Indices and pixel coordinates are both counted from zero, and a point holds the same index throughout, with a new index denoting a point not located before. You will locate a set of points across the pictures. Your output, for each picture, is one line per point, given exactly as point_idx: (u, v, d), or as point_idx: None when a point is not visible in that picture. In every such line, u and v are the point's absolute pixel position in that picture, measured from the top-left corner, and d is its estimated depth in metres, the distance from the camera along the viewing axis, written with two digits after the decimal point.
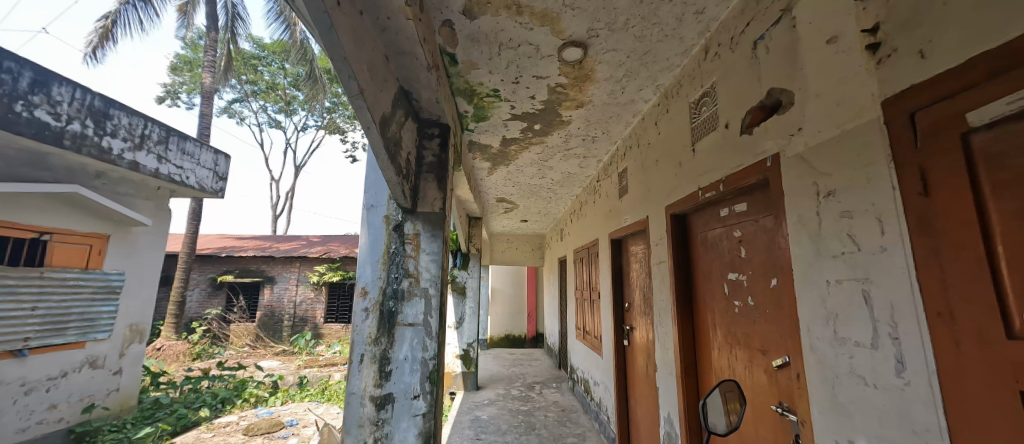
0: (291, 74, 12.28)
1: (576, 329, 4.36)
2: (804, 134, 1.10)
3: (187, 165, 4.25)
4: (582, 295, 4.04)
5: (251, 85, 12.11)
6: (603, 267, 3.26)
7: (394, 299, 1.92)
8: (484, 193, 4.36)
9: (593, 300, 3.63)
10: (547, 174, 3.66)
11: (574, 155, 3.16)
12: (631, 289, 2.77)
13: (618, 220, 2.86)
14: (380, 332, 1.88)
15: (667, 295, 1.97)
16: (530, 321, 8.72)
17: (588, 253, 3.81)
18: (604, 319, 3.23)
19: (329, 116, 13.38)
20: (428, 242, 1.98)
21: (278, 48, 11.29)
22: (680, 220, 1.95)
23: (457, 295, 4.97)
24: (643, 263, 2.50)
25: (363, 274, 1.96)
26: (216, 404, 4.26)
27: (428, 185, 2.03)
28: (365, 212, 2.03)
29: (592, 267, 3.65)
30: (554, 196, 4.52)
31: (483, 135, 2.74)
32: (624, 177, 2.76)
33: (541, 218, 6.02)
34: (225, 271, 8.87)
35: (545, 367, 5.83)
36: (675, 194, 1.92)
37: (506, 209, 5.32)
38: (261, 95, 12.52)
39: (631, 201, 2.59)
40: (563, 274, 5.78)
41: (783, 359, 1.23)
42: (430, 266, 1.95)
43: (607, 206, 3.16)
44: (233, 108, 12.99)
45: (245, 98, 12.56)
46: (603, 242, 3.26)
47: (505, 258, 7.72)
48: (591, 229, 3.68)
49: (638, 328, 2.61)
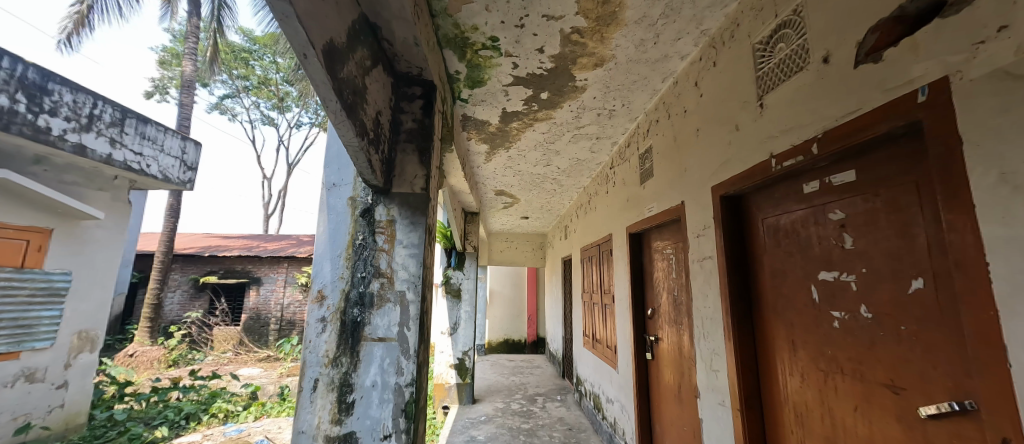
0: (283, 69, 11.81)
1: (584, 336, 3.89)
2: (1012, 35, 0.65)
3: (148, 152, 3.79)
4: (592, 298, 3.57)
5: (242, 80, 11.64)
6: (618, 266, 2.81)
7: (360, 305, 1.46)
8: (482, 184, 3.90)
9: (605, 304, 3.18)
10: (553, 161, 3.21)
11: (585, 136, 2.71)
12: (655, 292, 2.32)
13: (639, 211, 2.42)
14: (341, 350, 1.42)
15: (715, 301, 1.52)
16: (531, 325, 8.27)
17: (599, 251, 3.35)
18: (620, 328, 2.78)
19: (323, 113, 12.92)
20: (407, 231, 1.52)
21: (270, 40, 10.82)
22: (731, 204, 1.51)
23: (453, 299, 4.49)
24: (674, 260, 2.05)
25: (320, 273, 1.50)
26: (179, 421, 3.79)
27: (406, 158, 1.58)
28: (324, 192, 1.57)
29: (604, 267, 3.19)
30: (560, 188, 4.07)
31: (479, 108, 2.29)
32: (647, 159, 2.31)
33: (544, 215, 5.58)
34: (209, 272, 8.38)
35: (548, 376, 5.37)
36: (728, 168, 1.47)
37: (506, 203, 4.87)
38: (253, 91, 12.04)
39: (657, 185, 2.15)
40: (567, 275, 5.34)
41: (941, 403, 0.80)
42: (407, 262, 1.49)
43: (624, 195, 2.71)
44: (224, 105, 12.52)
45: (236, 93, 12.10)
46: (618, 238, 2.81)
47: (505, 259, 7.26)
48: (603, 224, 3.24)
49: (666, 339, 2.16)
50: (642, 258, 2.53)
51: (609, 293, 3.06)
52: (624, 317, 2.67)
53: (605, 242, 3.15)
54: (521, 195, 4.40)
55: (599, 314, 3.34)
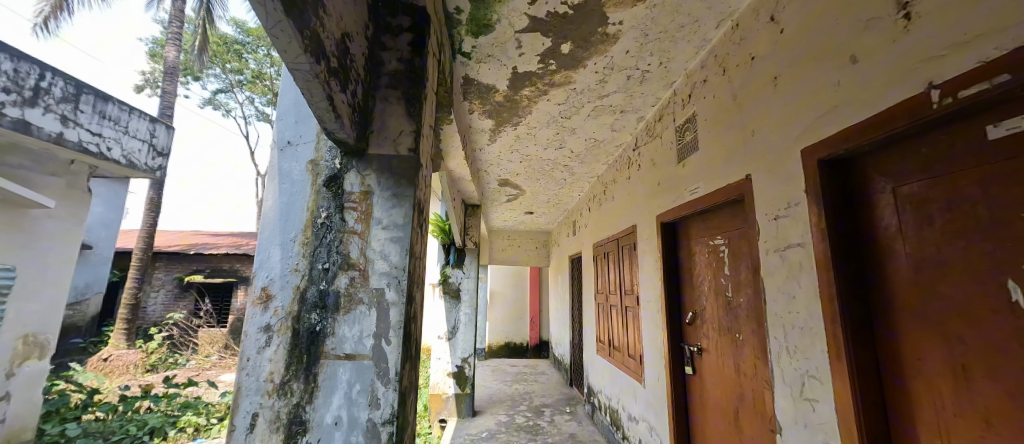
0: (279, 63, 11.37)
1: (598, 342, 3.48)
2: None
3: (108, 132, 3.38)
4: (609, 300, 3.15)
5: (237, 74, 11.21)
6: (644, 263, 2.40)
7: (321, 309, 1.03)
8: (485, 171, 3.48)
9: (627, 306, 2.76)
10: (566, 142, 2.81)
11: (608, 109, 2.30)
12: (697, 293, 1.90)
13: (676, 194, 2.01)
14: (292, 373, 1.00)
15: (811, 305, 1.12)
16: (533, 328, 7.85)
17: (618, 246, 2.93)
18: (646, 335, 2.37)
19: None
20: (388, 206, 1.11)
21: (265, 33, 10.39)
22: (834, 171, 1.10)
23: (451, 300, 4.04)
24: (729, 253, 1.64)
25: (266, 263, 1.07)
26: (140, 437, 3.35)
27: (389, 109, 1.17)
28: (275, 154, 1.14)
29: (625, 264, 2.78)
30: (570, 177, 3.67)
31: (484, 68, 1.89)
32: (688, 130, 1.91)
33: (551, 210, 5.17)
34: (194, 271, 7.96)
35: (554, 385, 4.95)
36: (832, 119, 1.06)
37: (510, 196, 4.45)
38: (248, 86, 11.61)
39: (703, 161, 1.74)
40: (575, 275, 4.93)
41: None
42: (388, 248, 1.08)
43: (654, 178, 2.29)
44: (218, 100, 12.08)
45: (230, 88, 11.67)
46: (645, 230, 2.40)
47: (507, 258, 6.84)
48: (623, 215, 2.84)
49: (714, 351, 1.75)
50: (678, 252, 2.12)
51: (632, 294, 2.64)
52: (653, 322, 2.26)
53: (627, 235, 2.74)
54: (528, 185, 3.99)
55: (618, 318, 2.93)
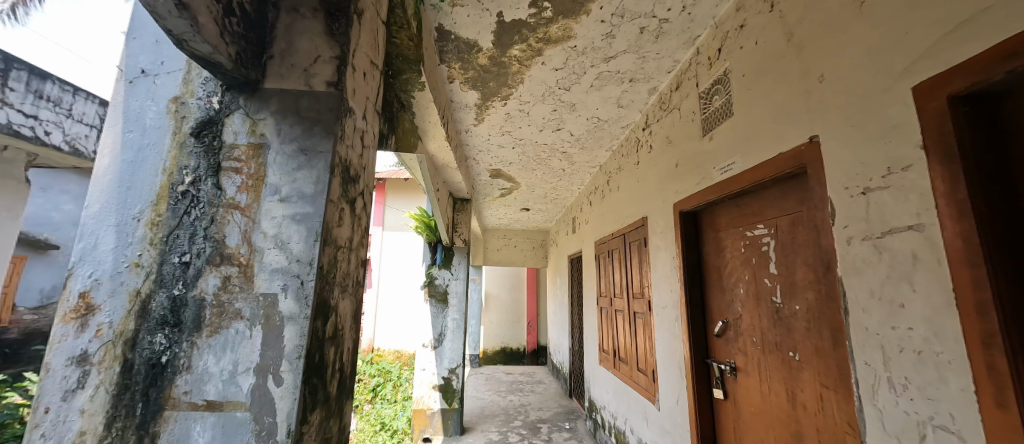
0: None
1: (601, 351, 3.09)
2: None
3: (45, 115, 2.98)
4: (614, 305, 2.76)
5: None
6: (657, 262, 2.01)
7: (172, 328, 0.65)
8: (474, 158, 3.10)
9: (634, 312, 2.39)
10: (565, 122, 2.43)
11: (615, 76, 1.93)
12: (730, 298, 1.51)
13: (699, 176, 1.62)
14: (115, 435, 0.61)
15: (939, 318, 0.73)
16: (530, 332, 7.46)
17: (625, 242, 2.55)
18: (660, 348, 1.98)
19: None
20: (292, 168, 0.72)
21: None
22: (975, 113, 0.72)
23: (438, 304, 3.64)
24: (778, 245, 1.26)
25: (88, 254, 0.67)
26: None
27: (302, 25, 0.78)
28: (121, 88, 0.74)
29: (633, 264, 2.40)
30: (570, 166, 3.30)
31: (463, 16, 1.51)
32: (716, 94, 1.53)
33: (548, 206, 4.79)
34: None
35: (552, 395, 4.57)
36: (981, 28, 0.68)
37: (504, 190, 4.07)
38: None
39: (740, 129, 1.36)
40: (575, 276, 4.56)
41: None
42: (287, 232, 0.69)
43: (670, 159, 1.91)
44: None
45: None
46: (658, 221, 2.01)
47: (502, 258, 6.46)
48: (630, 207, 2.46)
49: (755, 373, 1.36)
50: (701, 247, 1.74)
51: (642, 298, 2.26)
52: (669, 331, 1.87)
53: (635, 228, 2.35)
54: (523, 177, 3.61)
55: (625, 325, 2.55)
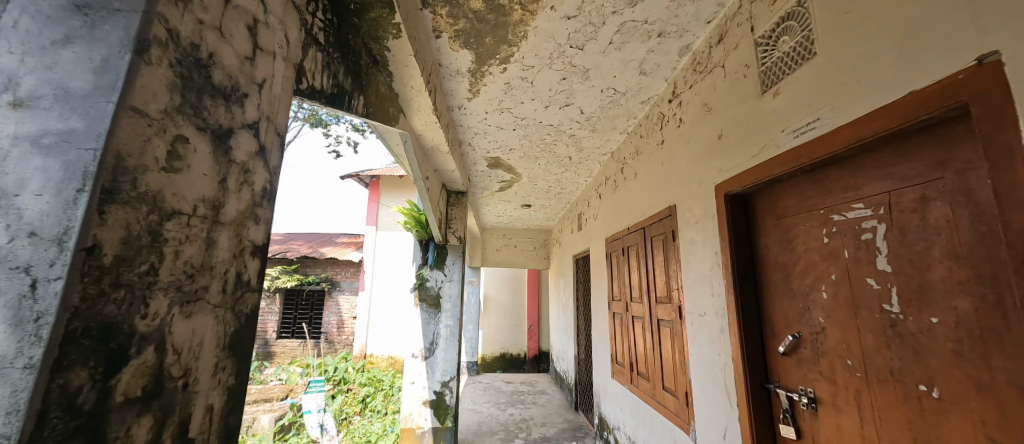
0: None
1: (614, 363, 2.71)
2: None
3: None
4: (632, 310, 2.38)
5: None
6: (692, 259, 1.63)
7: None
8: (469, 143, 2.73)
9: (658, 319, 2.01)
10: (575, 95, 2.06)
11: (641, 29, 1.55)
12: (804, 305, 1.14)
13: (757, 146, 1.25)
14: None
15: None
16: (532, 337, 7.07)
17: (645, 237, 2.17)
18: (695, 365, 1.61)
19: None
20: (55, 43, 0.39)
21: None
22: None
23: (429, 309, 3.23)
24: (895, 232, 0.88)
25: None
26: None
27: None
28: None
29: (656, 262, 2.02)
30: (578, 153, 2.92)
31: None
32: (785, 34, 1.15)
33: (552, 202, 4.41)
34: None
35: (556, 409, 4.18)
36: None
37: (503, 182, 3.70)
38: None
39: (830, 72, 0.98)
40: (580, 278, 4.18)
41: None
42: (23, 170, 0.36)
43: (709, 130, 1.53)
44: None
45: None
46: (693, 210, 1.64)
47: (502, 259, 6.08)
48: (652, 195, 2.08)
49: (850, 409, 0.99)
50: (755, 239, 1.36)
51: (668, 303, 1.88)
52: (709, 346, 1.50)
53: (660, 221, 1.98)
54: (524, 167, 3.24)
55: (645, 334, 2.17)
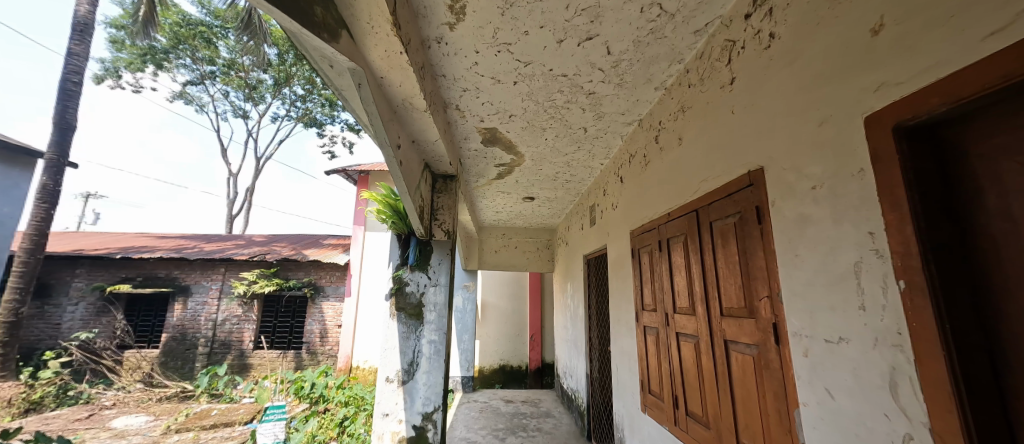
0: None
1: (646, 391, 2.08)
2: None
3: None
4: (676, 325, 1.75)
5: (208, 63, 10.30)
6: (809, 247, 1.00)
7: None
8: (457, 105, 2.11)
9: (726, 342, 1.37)
10: (602, 16, 1.44)
11: None
12: None
13: (1007, 10, 0.62)
14: None
15: None
16: (535, 348, 6.39)
17: (699, 223, 1.55)
18: (815, 424, 0.97)
19: (304, 105, 11.69)
20: None
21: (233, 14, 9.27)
22: None
23: (408, 321, 2.55)
24: None
25: None
26: None
27: None
28: None
29: (722, 258, 1.40)
30: (596, 122, 2.31)
31: None
32: None
33: (557, 193, 3.80)
34: (122, 279, 6.78)
35: (564, 437, 3.53)
36: None
37: (502, 166, 3.09)
38: (221, 78, 10.78)
39: None
40: (594, 282, 3.55)
41: None
42: None
43: (846, 29, 0.91)
44: (190, 93, 11.63)
45: (201, 80, 10.90)
46: (809, 168, 1.00)
47: (501, 262, 5.45)
48: (714, 161, 1.46)
49: None
50: (964, 208, 0.73)
51: (746, 318, 1.25)
52: (857, 398, 0.86)
53: (731, 196, 1.35)
54: (527, 143, 2.62)
55: (702, 360, 1.54)
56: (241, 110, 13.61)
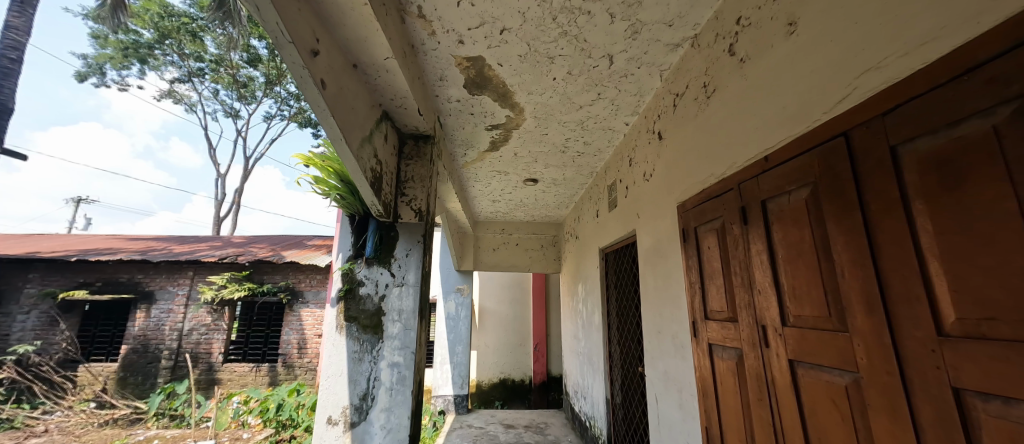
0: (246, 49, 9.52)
1: None
2: None
3: None
4: (790, 347, 1.00)
5: (195, 59, 9.64)
6: None
7: None
8: (418, 7, 1.38)
9: (961, 392, 0.63)
10: None
11: None
12: None
13: None
14: None
15: None
16: (539, 359, 5.62)
17: (854, 156, 0.82)
18: None
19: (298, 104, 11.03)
20: None
21: None
22: None
23: (362, 338, 1.81)
24: None
25: None
26: None
27: None
28: None
29: (941, 213, 0.66)
30: (629, 43, 1.57)
31: None
32: None
33: (566, 172, 3.07)
34: (79, 285, 6.06)
35: None
36: None
37: (496, 129, 2.35)
38: (210, 76, 10.11)
39: None
40: (616, 283, 2.80)
41: None
42: None
43: None
44: (178, 91, 10.99)
45: (189, 79, 10.23)
46: None
47: (499, 261, 4.73)
48: (907, 20, 0.72)
49: None
50: None
51: None
52: None
53: (981, 70, 0.61)
54: (529, 87, 1.90)
55: (867, 421, 0.79)
56: (233, 110, 12.94)
